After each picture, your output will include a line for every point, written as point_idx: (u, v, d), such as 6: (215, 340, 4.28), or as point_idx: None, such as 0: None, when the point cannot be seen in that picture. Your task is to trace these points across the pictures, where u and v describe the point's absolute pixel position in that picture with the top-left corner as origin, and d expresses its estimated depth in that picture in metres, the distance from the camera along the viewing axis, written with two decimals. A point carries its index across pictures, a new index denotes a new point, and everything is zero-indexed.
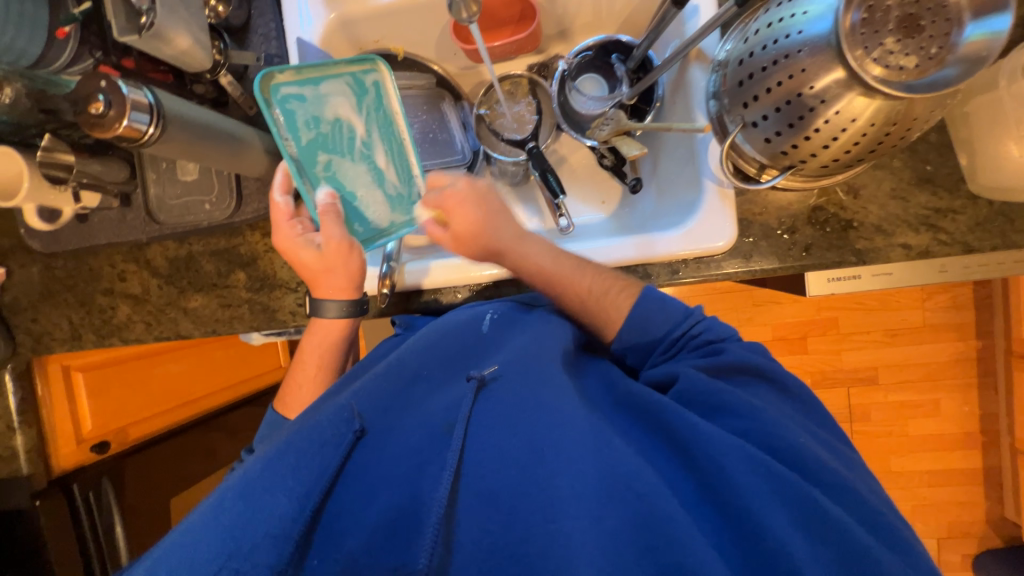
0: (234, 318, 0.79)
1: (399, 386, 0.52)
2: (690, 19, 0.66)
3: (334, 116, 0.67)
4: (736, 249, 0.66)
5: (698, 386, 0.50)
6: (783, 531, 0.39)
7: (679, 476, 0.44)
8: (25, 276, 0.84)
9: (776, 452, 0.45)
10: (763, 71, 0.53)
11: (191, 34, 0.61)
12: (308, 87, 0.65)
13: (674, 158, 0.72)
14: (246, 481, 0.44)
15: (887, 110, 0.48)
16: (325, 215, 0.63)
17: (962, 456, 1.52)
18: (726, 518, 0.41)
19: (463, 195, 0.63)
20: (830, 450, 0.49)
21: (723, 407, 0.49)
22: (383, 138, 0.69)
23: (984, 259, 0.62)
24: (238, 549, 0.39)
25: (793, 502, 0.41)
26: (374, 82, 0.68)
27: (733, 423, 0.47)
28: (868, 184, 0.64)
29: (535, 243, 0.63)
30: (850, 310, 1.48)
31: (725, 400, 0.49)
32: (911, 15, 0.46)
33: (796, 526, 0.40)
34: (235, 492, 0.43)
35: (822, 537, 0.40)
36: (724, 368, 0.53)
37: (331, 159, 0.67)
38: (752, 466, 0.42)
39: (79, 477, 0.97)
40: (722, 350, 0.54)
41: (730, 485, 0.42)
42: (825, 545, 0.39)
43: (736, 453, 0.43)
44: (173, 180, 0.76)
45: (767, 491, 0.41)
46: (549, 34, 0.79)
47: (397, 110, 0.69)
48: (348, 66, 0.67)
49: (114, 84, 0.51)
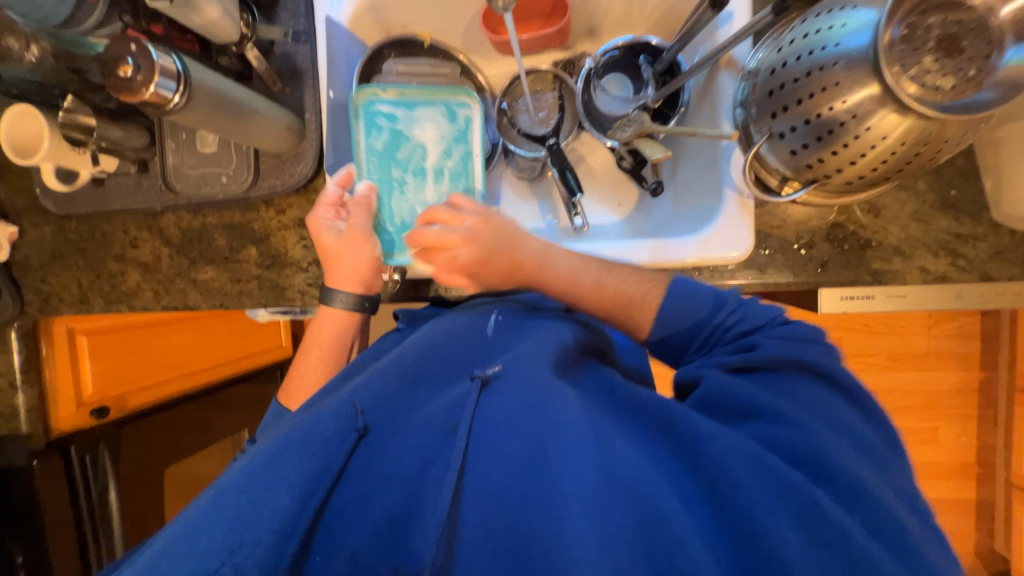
0: (243, 293, 0.79)
1: (403, 386, 0.51)
2: (724, 24, 0.65)
3: (419, 139, 0.65)
4: (751, 260, 0.66)
5: (719, 389, 0.50)
6: (784, 535, 0.38)
7: (683, 477, 0.44)
8: (38, 236, 0.84)
9: (789, 453, 0.43)
10: (795, 81, 0.52)
11: (221, 5, 0.60)
12: (402, 108, 0.65)
13: (694, 164, 0.72)
14: (246, 476, 0.43)
15: (919, 129, 0.48)
16: (356, 207, 0.63)
17: (955, 486, 1.52)
18: (729, 525, 0.40)
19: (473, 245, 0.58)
20: (868, 456, 0.45)
21: (750, 412, 0.48)
22: (453, 174, 0.65)
23: (1000, 289, 0.62)
24: (242, 543, 0.40)
25: (797, 507, 0.39)
26: (464, 117, 0.65)
27: (755, 427, 0.46)
28: (890, 205, 0.63)
29: (555, 272, 0.58)
30: (855, 331, 1.48)
31: (754, 404, 0.48)
32: (952, 35, 0.46)
33: (800, 531, 0.39)
34: (237, 486, 0.43)
35: (823, 539, 0.38)
36: (756, 361, 0.52)
37: (402, 180, 0.65)
38: (754, 468, 0.41)
39: (77, 440, 0.97)
40: (754, 346, 0.54)
41: (731, 486, 0.41)
42: (827, 549, 0.38)
43: (736, 454, 0.42)
44: (191, 151, 0.76)
45: (772, 495, 0.40)
46: (578, 31, 0.78)
47: (479, 150, 0.66)
48: (443, 95, 0.65)
49: (144, 48, 0.51)
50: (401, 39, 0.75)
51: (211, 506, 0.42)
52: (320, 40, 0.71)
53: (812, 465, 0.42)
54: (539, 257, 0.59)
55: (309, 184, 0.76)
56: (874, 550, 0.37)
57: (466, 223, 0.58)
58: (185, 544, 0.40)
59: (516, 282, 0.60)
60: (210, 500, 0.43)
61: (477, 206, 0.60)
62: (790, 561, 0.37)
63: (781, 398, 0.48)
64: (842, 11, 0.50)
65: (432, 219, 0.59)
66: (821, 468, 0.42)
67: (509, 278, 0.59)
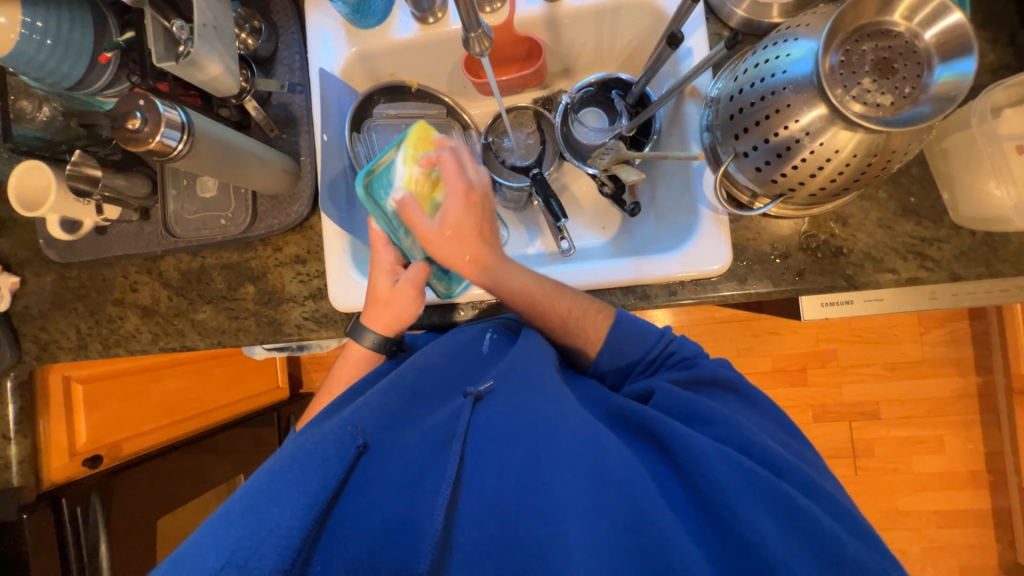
0: (240, 330, 0.80)
1: (401, 403, 0.55)
2: (684, 59, 0.71)
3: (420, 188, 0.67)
4: (731, 272, 0.68)
5: (676, 399, 0.54)
6: (759, 522, 0.43)
7: (670, 480, 0.48)
8: (39, 285, 0.86)
9: (748, 450, 0.49)
10: (752, 106, 0.57)
11: (223, 62, 0.65)
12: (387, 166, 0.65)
13: (670, 186, 0.76)
14: (251, 495, 0.47)
15: (867, 142, 0.51)
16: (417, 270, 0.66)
17: (969, 497, 1.49)
18: (708, 517, 0.45)
19: (466, 195, 0.65)
20: (789, 448, 0.54)
21: (696, 416, 0.53)
22: None
23: (971, 287, 0.65)
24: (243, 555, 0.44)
25: (770, 496, 0.45)
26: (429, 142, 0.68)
27: (710, 430, 0.51)
28: (856, 214, 0.67)
29: (517, 276, 0.65)
30: (848, 342, 1.50)
31: (699, 410, 0.53)
32: (885, 58, 0.51)
33: (772, 516, 0.44)
34: (242, 504, 0.47)
35: (794, 524, 0.44)
36: (693, 381, 0.58)
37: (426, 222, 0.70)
38: (730, 465, 0.46)
39: (68, 491, 0.94)
40: (695, 364, 0.59)
41: (710, 481, 0.45)
42: (795, 530, 0.44)
43: (715, 454, 0.46)
44: (191, 197, 0.79)
45: (746, 486, 0.45)
46: (554, 71, 0.85)
47: None
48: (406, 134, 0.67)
49: (153, 103, 0.56)
50: (390, 86, 0.80)
51: (219, 524, 0.46)
52: (315, 91, 0.77)
53: (766, 462, 0.48)
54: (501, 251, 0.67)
55: (305, 222, 0.79)
56: (838, 531, 0.44)
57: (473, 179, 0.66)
58: (197, 561, 0.44)
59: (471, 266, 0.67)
60: (218, 517, 0.47)
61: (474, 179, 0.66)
62: (768, 546, 0.42)
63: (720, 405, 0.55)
64: (787, 42, 0.55)
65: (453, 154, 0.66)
66: (772, 464, 0.48)
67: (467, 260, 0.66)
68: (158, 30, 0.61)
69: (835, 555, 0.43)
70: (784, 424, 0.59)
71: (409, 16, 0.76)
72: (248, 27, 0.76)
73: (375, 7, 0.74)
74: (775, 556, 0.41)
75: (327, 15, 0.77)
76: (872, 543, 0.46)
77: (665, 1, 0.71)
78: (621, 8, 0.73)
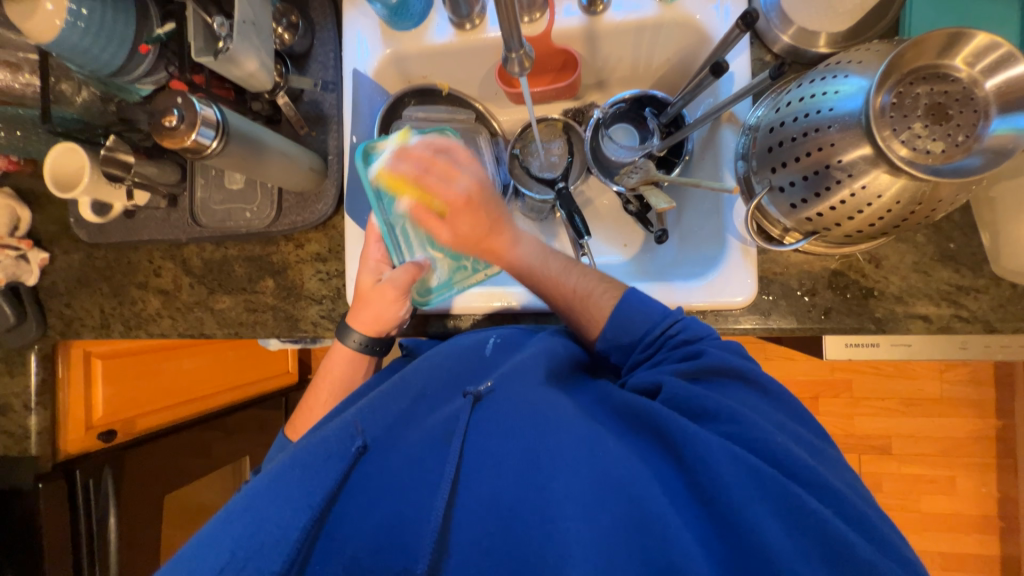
0: (258, 323, 0.81)
1: (404, 403, 0.57)
2: (726, 84, 0.69)
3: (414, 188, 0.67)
4: (755, 305, 0.67)
5: (680, 394, 0.53)
6: (767, 526, 0.42)
7: (673, 478, 0.48)
8: (67, 262, 0.88)
9: (761, 451, 0.47)
10: (792, 141, 0.55)
11: (259, 59, 0.65)
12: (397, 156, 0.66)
13: (698, 211, 0.74)
14: (250, 497, 0.49)
15: (912, 189, 0.49)
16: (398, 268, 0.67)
17: (977, 541, 1.45)
18: (714, 519, 0.44)
19: (463, 202, 0.64)
20: (811, 450, 0.51)
21: (703, 414, 0.51)
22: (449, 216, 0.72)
23: (1006, 340, 0.63)
24: (238, 553, 0.44)
25: (775, 499, 0.44)
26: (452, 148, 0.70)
27: (718, 428, 0.50)
28: (890, 256, 0.65)
29: (527, 250, 0.66)
30: (864, 373, 1.46)
31: (705, 406, 0.51)
32: (939, 104, 0.49)
33: (780, 521, 0.43)
34: (240, 506, 0.48)
35: (801, 529, 0.42)
36: (700, 371, 0.55)
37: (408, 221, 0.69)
38: (737, 466, 0.45)
39: (82, 464, 0.97)
40: (700, 353, 0.56)
41: (716, 481, 0.45)
42: (804, 536, 0.42)
43: (721, 454, 0.46)
44: (219, 186, 0.80)
45: (753, 489, 0.44)
46: (588, 84, 0.83)
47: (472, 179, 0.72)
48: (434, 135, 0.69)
49: (190, 102, 0.57)
50: (421, 88, 0.80)
51: (216, 526, 0.47)
52: (347, 91, 0.77)
53: (776, 461, 0.46)
54: (513, 233, 0.66)
55: (328, 221, 0.80)
56: (850, 538, 0.42)
57: (461, 184, 0.64)
58: (197, 557, 0.45)
59: (488, 255, 0.67)
60: (217, 520, 0.48)
61: (468, 178, 0.65)
62: (778, 556, 0.41)
63: (728, 400, 0.52)
64: (834, 78, 0.53)
65: (434, 156, 0.65)
66: (785, 466, 0.46)
67: (481, 248, 0.66)
68: (200, 27, 0.61)
69: (846, 561, 0.41)
70: (799, 414, 0.56)
71: (447, 20, 0.75)
72: (285, 22, 0.76)
73: (413, 11, 0.73)
74: (784, 563, 0.40)
75: (364, 16, 0.77)
76: (891, 551, 0.43)
77: (711, 23, 0.69)
78: (663, 26, 0.72)
